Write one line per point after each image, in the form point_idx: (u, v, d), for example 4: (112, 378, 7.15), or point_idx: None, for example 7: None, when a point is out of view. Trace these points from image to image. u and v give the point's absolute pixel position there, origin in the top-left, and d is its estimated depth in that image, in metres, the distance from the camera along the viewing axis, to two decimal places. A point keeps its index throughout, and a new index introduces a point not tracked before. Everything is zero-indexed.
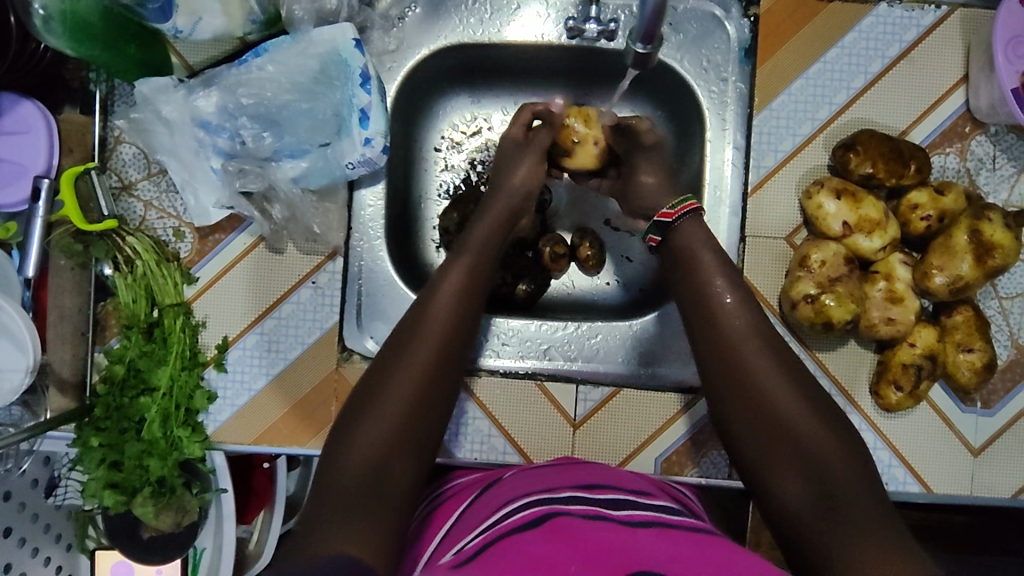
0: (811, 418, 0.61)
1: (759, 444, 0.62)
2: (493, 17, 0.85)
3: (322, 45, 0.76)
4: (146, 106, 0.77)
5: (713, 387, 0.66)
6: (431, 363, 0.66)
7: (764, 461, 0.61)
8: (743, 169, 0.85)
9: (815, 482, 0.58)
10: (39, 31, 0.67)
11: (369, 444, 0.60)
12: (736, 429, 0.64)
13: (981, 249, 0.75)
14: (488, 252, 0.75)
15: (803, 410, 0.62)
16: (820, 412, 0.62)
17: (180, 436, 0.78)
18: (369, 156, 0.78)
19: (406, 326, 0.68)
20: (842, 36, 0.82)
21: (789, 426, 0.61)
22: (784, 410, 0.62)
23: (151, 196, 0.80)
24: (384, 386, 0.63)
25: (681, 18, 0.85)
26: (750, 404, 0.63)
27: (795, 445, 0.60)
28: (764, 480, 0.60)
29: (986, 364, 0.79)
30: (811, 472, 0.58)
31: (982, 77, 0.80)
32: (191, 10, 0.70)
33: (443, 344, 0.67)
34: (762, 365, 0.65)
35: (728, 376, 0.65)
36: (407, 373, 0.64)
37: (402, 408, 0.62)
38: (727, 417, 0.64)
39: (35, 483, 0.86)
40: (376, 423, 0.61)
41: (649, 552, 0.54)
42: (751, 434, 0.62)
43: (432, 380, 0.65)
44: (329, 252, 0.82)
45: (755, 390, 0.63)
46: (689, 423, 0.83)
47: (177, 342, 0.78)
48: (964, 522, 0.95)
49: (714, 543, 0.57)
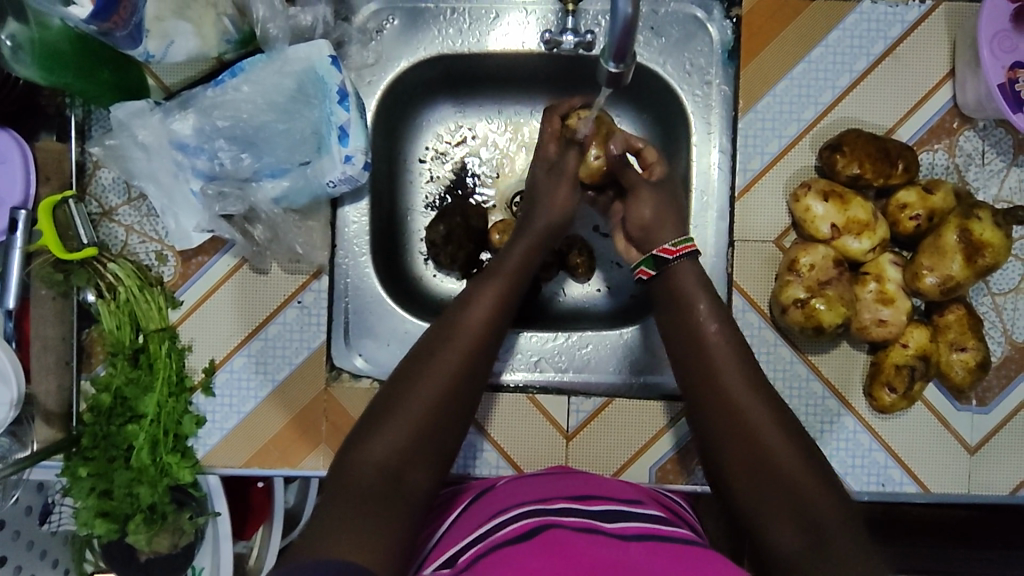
0: (794, 451, 0.62)
1: (745, 474, 0.63)
2: (472, 27, 0.84)
3: (298, 63, 0.75)
4: (122, 132, 0.75)
5: (705, 406, 0.66)
6: (443, 381, 0.65)
7: (750, 493, 0.62)
8: (730, 174, 0.84)
9: (800, 511, 0.59)
10: (9, 62, 0.67)
11: (384, 454, 0.60)
12: (722, 458, 0.64)
13: (971, 249, 0.74)
14: (522, 278, 0.74)
15: (787, 452, 0.63)
16: (802, 443, 0.63)
17: (169, 462, 0.77)
18: (350, 174, 0.77)
19: (432, 342, 0.68)
20: (826, 35, 0.81)
21: (774, 457, 0.62)
22: (769, 441, 0.63)
23: (132, 221, 0.79)
24: (405, 401, 0.63)
25: (662, 22, 0.84)
26: (738, 434, 0.64)
27: (774, 480, 0.61)
28: (745, 505, 0.62)
29: (980, 362, 0.78)
30: (796, 504, 0.59)
31: (968, 72, 0.79)
32: (164, 33, 0.69)
33: (469, 362, 0.66)
34: (743, 386, 0.66)
35: (718, 394, 0.66)
36: (431, 389, 0.64)
37: (420, 423, 0.62)
38: (715, 445, 0.65)
39: (29, 511, 0.86)
40: (386, 435, 0.61)
41: (641, 567, 0.54)
42: (736, 464, 0.63)
43: (453, 398, 0.65)
44: (314, 271, 0.81)
45: (744, 410, 0.65)
46: (677, 436, 0.82)
47: (162, 368, 0.77)
48: (965, 517, 0.94)
49: (704, 558, 0.56)
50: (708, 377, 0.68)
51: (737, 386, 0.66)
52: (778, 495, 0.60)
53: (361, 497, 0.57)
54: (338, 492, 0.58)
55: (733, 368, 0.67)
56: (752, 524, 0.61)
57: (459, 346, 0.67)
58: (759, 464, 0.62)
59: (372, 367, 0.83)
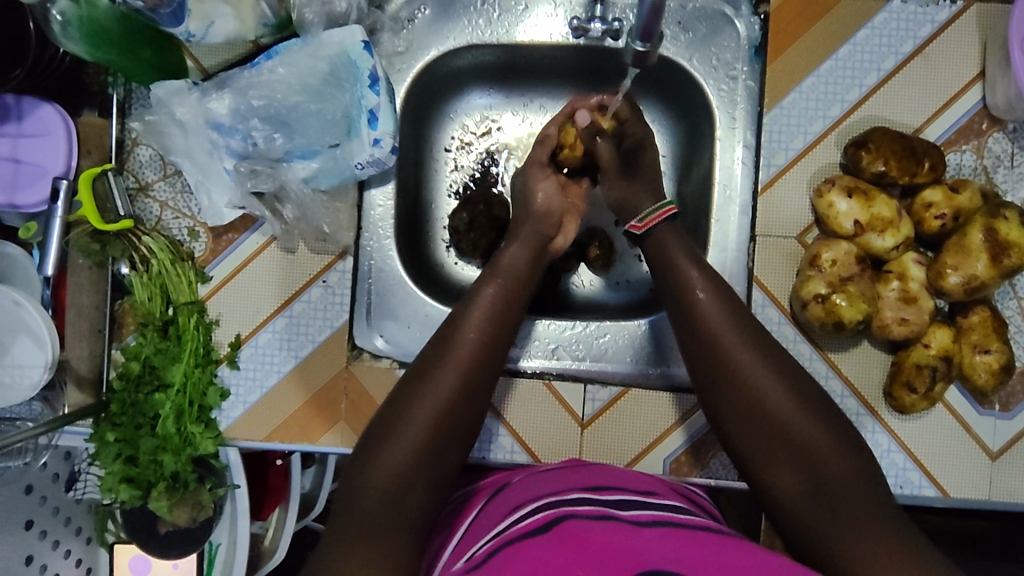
0: (810, 420, 0.60)
1: (758, 447, 0.61)
2: (501, 18, 0.85)
3: (332, 48, 0.78)
4: (161, 109, 0.78)
5: (713, 390, 0.65)
6: (454, 360, 0.66)
7: (767, 468, 0.61)
8: (753, 169, 0.84)
9: (811, 482, 0.58)
10: (57, 36, 0.69)
11: (402, 450, 0.60)
12: (733, 434, 0.63)
13: (996, 248, 0.73)
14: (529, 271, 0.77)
15: (809, 420, 0.60)
16: (819, 412, 0.61)
17: (193, 432, 0.79)
18: (378, 157, 0.79)
19: (432, 357, 0.67)
20: (853, 34, 0.81)
21: (788, 430, 0.60)
22: (783, 413, 0.61)
23: (167, 197, 0.82)
24: (418, 400, 0.63)
25: (689, 17, 0.85)
26: (746, 411, 0.62)
27: (793, 451, 0.60)
28: (765, 477, 0.61)
29: (1003, 365, 0.77)
30: (811, 478, 0.58)
31: (999, 73, 0.79)
32: (204, 15, 0.72)
33: (478, 346, 0.68)
34: (758, 364, 0.63)
35: (731, 371, 0.64)
36: (443, 385, 0.64)
37: (435, 419, 0.62)
38: (729, 425, 0.64)
39: (56, 478, 0.88)
40: (405, 434, 0.61)
41: (658, 551, 0.53)
42: (751, 445, 0.62)
43: (466, 391, 0.65)
44: (339, 252, 0.82)
45: (751, 382, 0.63)
46: (689, 432, 0.83)
47: (190, 340, 0.79)
48: (987, 528, 0.92)
49: (724, 542, 0.56)
50: (705, 353, 0.66)
51: (749, 360, 0.64)
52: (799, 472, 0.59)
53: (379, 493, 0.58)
54: (355, 497, 0.58)
55: (738, 337, 0.65)
56: (774, 497, 0.60)
57: (458, 350, 0.67)
58: (773, 439, 0.61)
59: (393, 348, 0.84)
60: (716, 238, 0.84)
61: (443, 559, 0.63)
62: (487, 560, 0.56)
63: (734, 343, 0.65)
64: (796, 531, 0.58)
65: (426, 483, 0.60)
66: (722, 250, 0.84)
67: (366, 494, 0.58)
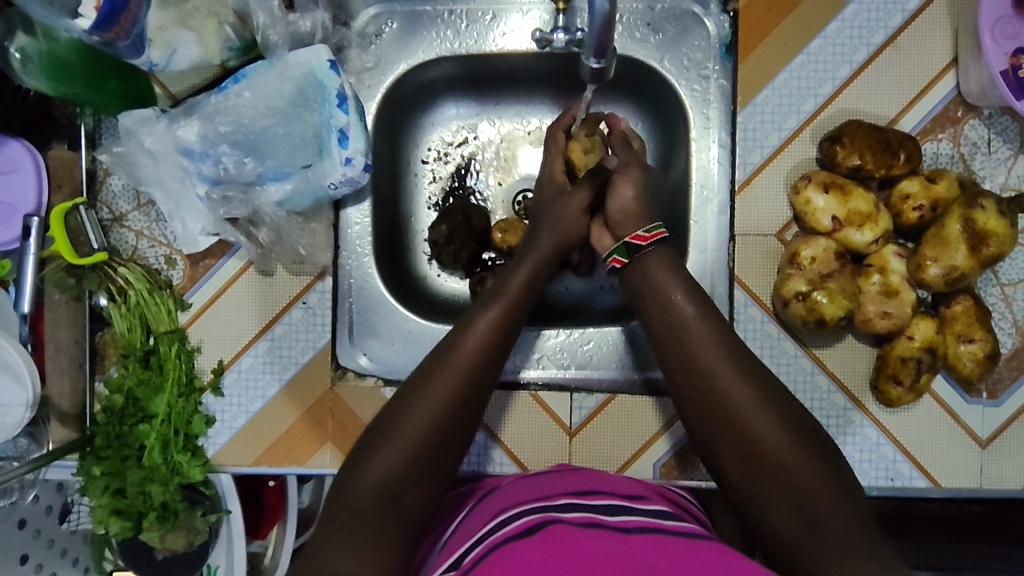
0: (756, 395, 0.63)
1: (704, 420, 0.64)
2: (469, 28, 0.85)
3: (299, 68, 0.77)
4: (129, 139, 0.78)
5: (702, 413, 0.65)
6: (454, 380, 0.64)
7: (725, 456, 0.63)
8: (730, 168, 0.83)
9: (793, 491, 0.59)
10: (17, 75, 0.69)
11: (387, 471, 0.60)
12: (718, 451, 0.63)
13: (974, 239, 0.73)
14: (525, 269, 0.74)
15: (788, 440, 0.61)
16: (768, 387, 0.63)
17: (180, 461, 0.79)
18: (350, 175, 0.78)
19: (432, 363, 0.66)
20: (824, 27, 0.81)
21: (762, 442, 0.61)
22: (725, 386, 0.64)
23: (141, 226, 0.82)
24: (404, 418, 0.62)
25: (659, 18, 0.84)
26: (725, 422, 0.63)
27: (776, 471, 0.60)
28: (750, 500, 0.61)
29: (988, 354, 0.77)
30: (788, 493, 0.59)
31: (971, 60, 0.78)
32: (167, 42, 0.72)
33: (479, 359, 0.66)
34: (731, 372, 0.64)
35: (712, 389, 0.64)
36: (436, 400, 0.63)
37: (420, 440, 0.61)
38: (712, 444, 0.64)
39: (49, 510, 0.87)
40: (390, 455, 0.60)
41: (640, 559, 0.53)
42: (732, 462, 0.62)
43: (463, 402, 0.64)
44: (318, 272, 0.82)
45: (703, 363, 0.65)
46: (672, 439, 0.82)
47: (172, 368, 0.79)
48: (982, 512, 0.92)
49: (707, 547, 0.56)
50: (678, 341, 0.68)
51: (732, 382, 0.64)
52: (779, 493, 0.59)
53: (362, 508, 0.58)
54: (345, 505, 0.58)
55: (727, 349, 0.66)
56: (759, 517, 0.60)
57: (458, 362, 0.65)
58: (736, 436, 0.62)
59: (377, 366, 0.83)
60: (696, 238, 0.84)
61: (430, 562, 0.63)
62: (475, 566, 0.55)
63: (712, 364, 0.65)
64: (760, 524, 0.60)
65: (421, 488, 0.61)
66: (702, 251, 0.83)
67: (356, 500, 0.58)
